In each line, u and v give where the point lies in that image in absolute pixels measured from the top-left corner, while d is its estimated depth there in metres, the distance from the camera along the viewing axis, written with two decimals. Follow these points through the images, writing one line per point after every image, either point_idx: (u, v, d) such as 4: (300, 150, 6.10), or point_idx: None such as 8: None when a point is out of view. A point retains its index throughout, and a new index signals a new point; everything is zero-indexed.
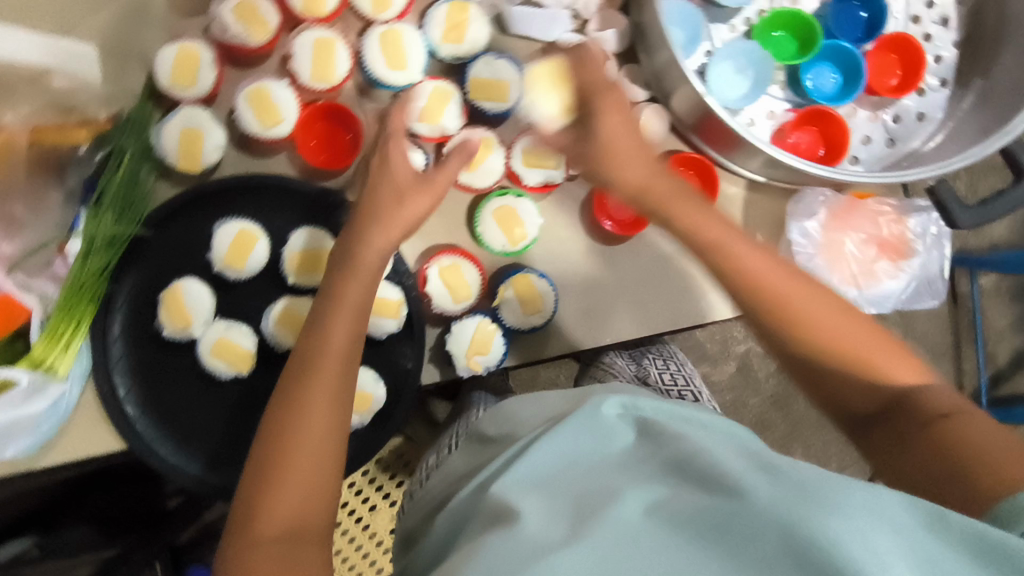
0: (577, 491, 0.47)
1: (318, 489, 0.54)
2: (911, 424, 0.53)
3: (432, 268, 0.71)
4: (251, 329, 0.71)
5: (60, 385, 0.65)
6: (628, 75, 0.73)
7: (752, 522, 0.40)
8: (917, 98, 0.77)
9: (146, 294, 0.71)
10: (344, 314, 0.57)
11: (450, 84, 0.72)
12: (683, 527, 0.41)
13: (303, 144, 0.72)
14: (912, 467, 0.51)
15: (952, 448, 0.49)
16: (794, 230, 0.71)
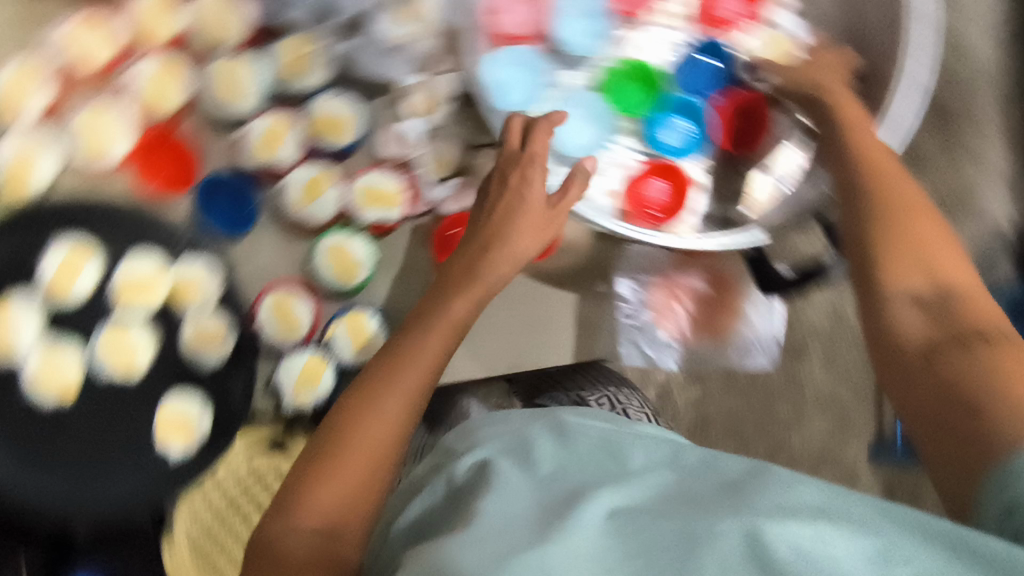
0: (561, 488, 0.45)
1: (365, 490, 0.52)
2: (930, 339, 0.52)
3: (263, 301, 0.72)
4: (81, 351, 0.71)
5: None
6: (468, 118, 0.75)
7: (716, 522, 0.38)
8: (771, 156, 0.76)
9: None
10: (440, 330, 0.58)
11: (289, 118, 0.72)
12: (650, 534, 0.39)
13: (142, 170, 0.72)
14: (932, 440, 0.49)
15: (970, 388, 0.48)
16: (623, 284, 0.76)
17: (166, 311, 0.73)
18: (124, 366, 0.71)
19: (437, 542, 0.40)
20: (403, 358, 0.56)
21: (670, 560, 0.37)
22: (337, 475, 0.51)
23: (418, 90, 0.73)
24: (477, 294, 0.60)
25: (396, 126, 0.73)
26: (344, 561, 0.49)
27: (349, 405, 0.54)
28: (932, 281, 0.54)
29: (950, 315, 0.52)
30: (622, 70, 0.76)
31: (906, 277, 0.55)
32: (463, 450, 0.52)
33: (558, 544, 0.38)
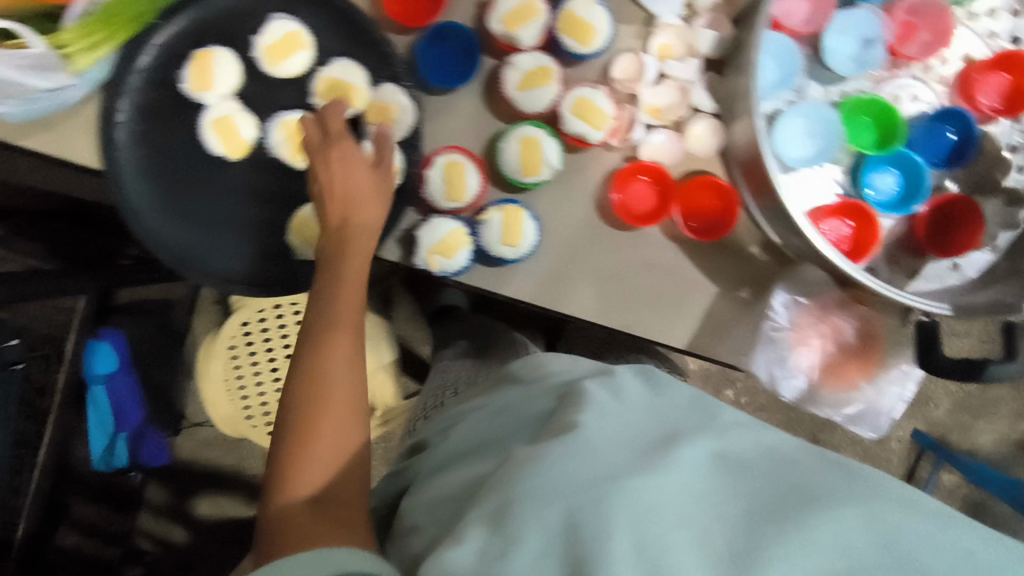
0: (654, 430, 0.50)
1: (345, 448, 0.61)
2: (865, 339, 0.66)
3: (440, 157, 0.72)
4: (258, 124, 0.72)
5: (67, 78, 0.67)
6: (706, 82, 0.72)
7: (827, 498, 0.42)
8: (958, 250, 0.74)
9: (184, 44, 0.71)
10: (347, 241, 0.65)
11: (543, 3, 0.71)
12: (740, 487, 0.43)
13: None
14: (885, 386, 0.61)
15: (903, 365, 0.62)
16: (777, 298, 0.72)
17: (350, 126, 0.73)
18: (291, 153, 0.72)
19: (541, 471, 0.45)
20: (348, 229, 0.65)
21: (759, 512, 0.41)
22: (325, 418, 0.60)
23: (669, 33, 0.72)
24: (354, 276, 0.65)
25: (637, 58, 0.72)
26: (348, 480, 0.60)
27: (317, 337, 0.63)
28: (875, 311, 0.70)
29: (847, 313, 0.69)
30: (868, 103, 0.73)
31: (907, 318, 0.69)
32: (537, 377, 0.68)
33: (649, 479, 0.42)
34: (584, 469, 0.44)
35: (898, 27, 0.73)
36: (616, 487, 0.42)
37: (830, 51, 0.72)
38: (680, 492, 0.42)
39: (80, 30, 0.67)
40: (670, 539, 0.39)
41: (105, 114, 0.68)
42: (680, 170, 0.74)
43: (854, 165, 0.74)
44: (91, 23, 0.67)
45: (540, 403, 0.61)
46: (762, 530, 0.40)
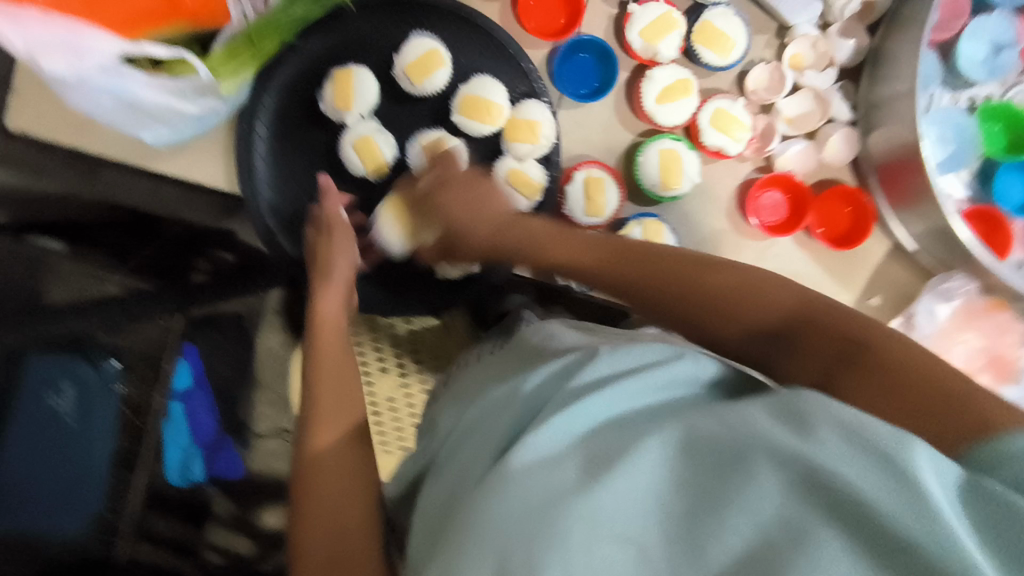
0: (600, 452, 0.41)
1: (353, 482, 0.55)
2: (824, 354, 0.50)
3: (580, 172, 0.72)
4: (395, 144, 0.72)
5: (216, 101, 0.65)
6: (840, 91, 0.73)
7: (738, 480, 0.37)
8: None
9: (319, 63, 0.71)
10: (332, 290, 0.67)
11: (681, 17, 0.71)
12: (723, 510, 0.36)
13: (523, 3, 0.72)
14: (897, 405, 0.44)
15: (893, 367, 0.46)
16: (924, 306, 0.71)
17: (487, 143, 0.73)
18: (432, 171, 0.70)
19: (495, 501, 0.40)
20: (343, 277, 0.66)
21: (721, 536, 0.34)
22: (327, 453, 0.55)
23: (802, 43, 0.72)
24: (334, 331, 0.65)
25: (773, 69, 0.72)
26: (352, 492, 0.54)
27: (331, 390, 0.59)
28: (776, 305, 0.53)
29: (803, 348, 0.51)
30: (1000, 111, 0.73)
31: (758, 310, 0.53)
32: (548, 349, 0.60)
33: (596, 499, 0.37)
34: (562, 477, 0.40)
35: None
36: (546, 522, 0.37)
37: (963, 58, 0.73)
38: (607, 529, 0.37)
39: (227, 52, 0.64)
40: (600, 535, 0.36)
41: (244, 136, 0.69)
42: (813, 179, 0.75)
43: (983, 170, 0.75)
44: (238, 44, 0.64)
45: (585, 369, 0.49)
46: (707, 541, 0.35)
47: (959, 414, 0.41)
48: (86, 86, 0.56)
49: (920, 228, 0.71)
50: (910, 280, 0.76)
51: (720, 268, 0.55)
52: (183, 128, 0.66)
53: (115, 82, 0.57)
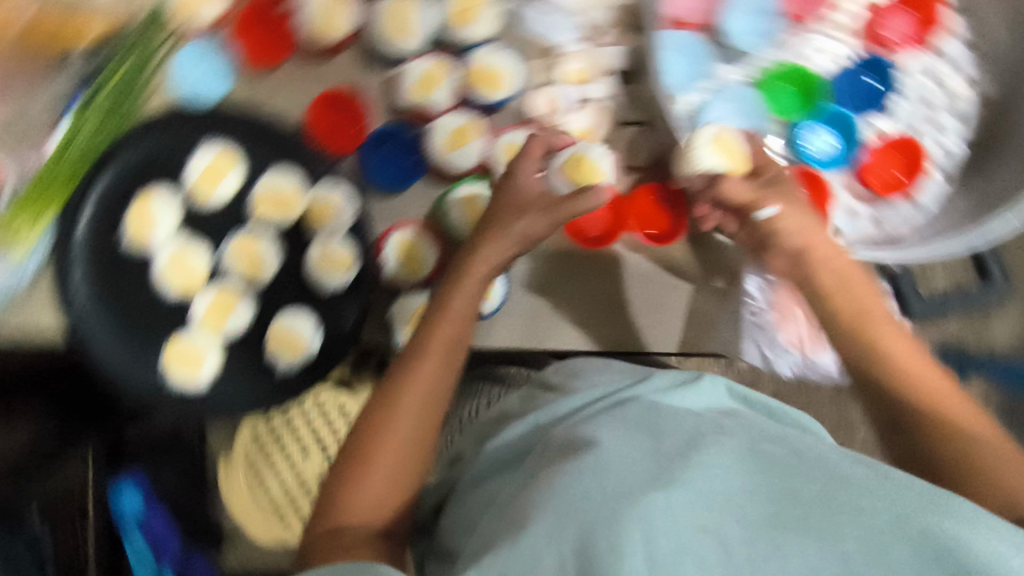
0: (669, 439, 0.53)
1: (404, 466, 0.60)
2: (920, 412, 0.58)
3: (392, 236, 0.72)
4: (209, 250, 0.73)
5: (16, 262, 0.68)
6: (626, 93, 0.73)
7: (815, 469, 0.51)
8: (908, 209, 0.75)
9: (122, 189, 0.69)
10: (405, 410, 0.61)
11: (450, 63, 0.72)
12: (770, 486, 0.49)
13: (314, 124, 0.72)
14: (942, 446, 0.56)
15: (982, 460, 0.54)
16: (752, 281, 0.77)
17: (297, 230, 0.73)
18: (246, 271, 0.73)
19: (553, 483, 0.51)
20: (371, 457, 0.60)
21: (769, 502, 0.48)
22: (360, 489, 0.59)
23: (575, 58, 0.72)
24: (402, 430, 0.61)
25: (550, 91, 0.72)
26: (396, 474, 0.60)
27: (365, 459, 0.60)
28: (903, 368, 0.60)
29: (928, 466, 0.56)
30: (785, 71, 0.74)
31: (836, 306, 0.65)
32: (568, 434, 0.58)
33: (680, 490, 0.48)
34: (635, 458, 0.52)
35: None
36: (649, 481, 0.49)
37: (733, 32, 0.71)
38: (666, 503, 0.47)
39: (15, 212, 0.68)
40: (680, 551, 0.45)
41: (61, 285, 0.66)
42: (626, 183, 0.75)
43: (788, 133, 0.75)
44: (26, 199, 0.68)
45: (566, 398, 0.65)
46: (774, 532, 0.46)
47: (997, 491, 0.52)
48: None
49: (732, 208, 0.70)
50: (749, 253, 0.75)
51: (890, 335, 0.63)
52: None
53: None
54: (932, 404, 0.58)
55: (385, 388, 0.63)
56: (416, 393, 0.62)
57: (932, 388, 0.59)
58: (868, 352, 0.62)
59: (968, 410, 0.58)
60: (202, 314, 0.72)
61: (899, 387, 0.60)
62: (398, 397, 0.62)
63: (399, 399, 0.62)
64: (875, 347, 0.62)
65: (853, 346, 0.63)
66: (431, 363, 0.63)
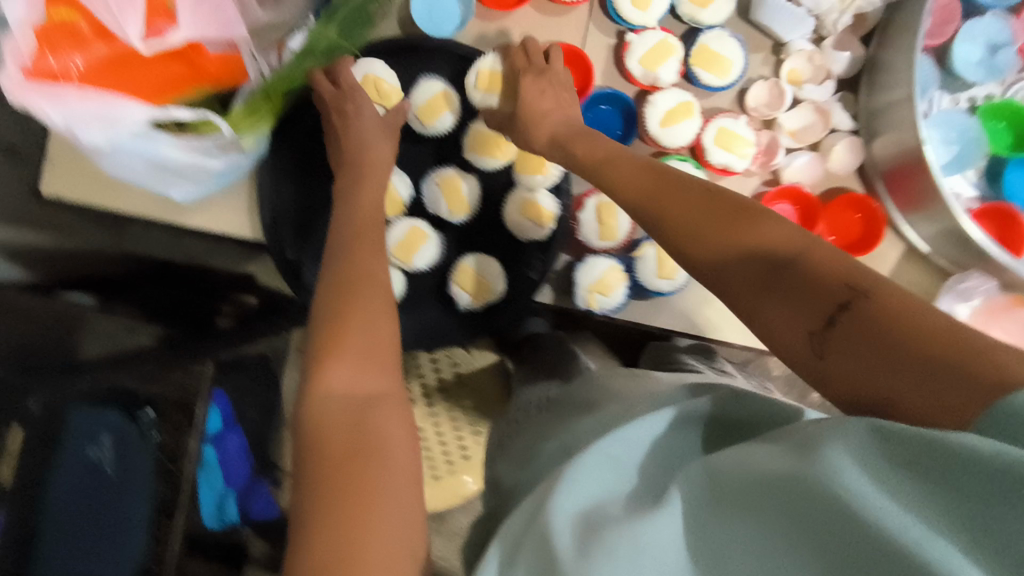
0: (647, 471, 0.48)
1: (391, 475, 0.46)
2: (819, 289, 0.47)
3: (591, 199, 0.74)
4: (411, 182, 0.74)
5: (238, 155, 0.68)
6: (842, 101, 0.75)
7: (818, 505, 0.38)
8: None
9: None
10: (345, 356, 0.52)
11: (678, 42, 0.74)
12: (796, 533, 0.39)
13: None
14: (883, 348, 0.43)
15: (883, 322, 0.44)
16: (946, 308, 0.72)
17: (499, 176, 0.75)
18: (450, 208, 0.73)
19: (570, 482, 0.46)
20: (375, 462, 0.46)
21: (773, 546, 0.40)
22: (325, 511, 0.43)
23: (798, 58, 0.74)
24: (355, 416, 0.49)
25: (770, 84, 0.74)
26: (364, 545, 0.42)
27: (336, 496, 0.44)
28: (766, 245, 0.50)
29: (836, 302, 0.46)
30: (1001, 108, 0.75)
31: (769, 238, 0.50)
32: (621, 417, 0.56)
33: (631, 541, 0.42)
34: (588, 474, 0.47)
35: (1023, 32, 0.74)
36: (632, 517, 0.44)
37: (958, 60, 0.74)
38: (654, 547, 0.42)
39: (248, 109, 0.67)
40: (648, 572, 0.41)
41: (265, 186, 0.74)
42: (820, 189, 0.76)
43: (990, 168, 0.76)
44: (257, 100, 0.67)
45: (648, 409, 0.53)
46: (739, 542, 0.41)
47: (948, 369, 0.40)
48: (123, 155, 0.60)
49: (931, 229, 0.72)
50: (928, 279, 0.77)
51: (770, 223, 0.51)
52: (210, 183, 0.69)
53: (152, 150, 0.61)
54: (727, 264, 0.52)
55: (325, 331, 0.53)
56: (362, 339, 0.53)
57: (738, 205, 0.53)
58: (691, 259, 0.53)
59: (795, 231, 0.50)
60: (395, 243, 0.72)
61: (817, 282, 0.47)
62: (323, 390, 0.51)
63: (327, 395, 0.50)
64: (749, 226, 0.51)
65: (675, 247, 0.54)
66: (354, 328, 0.53)
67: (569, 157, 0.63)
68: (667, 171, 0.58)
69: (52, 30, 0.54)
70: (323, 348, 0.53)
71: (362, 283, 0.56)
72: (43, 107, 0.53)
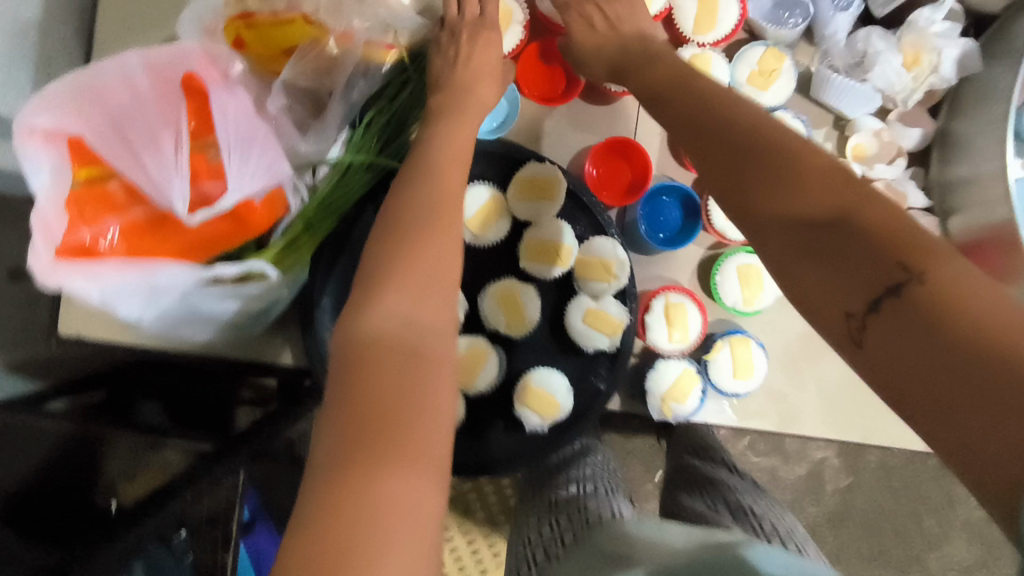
0: None
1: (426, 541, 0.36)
2: (871, 257, 0.37)
3: (658, 300, 0.69)
4: (464, 297, 0.69)
5: (280, 292, 0.62)
6: (911, 176, 0.71)
7: None
8: None
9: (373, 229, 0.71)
10: (370, 395, 0.40)
11: None
12: None
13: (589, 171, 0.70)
14: (905, 348, 0.34)
15: (940, 308, 0.33)
16: None
17: (558, 281, 0.70)
18: (508, 323, 0.68)
19: None
20: (404, 447, 0.38)
21: None
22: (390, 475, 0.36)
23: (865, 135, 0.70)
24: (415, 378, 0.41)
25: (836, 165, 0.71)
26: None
27: (361, 471, 0.36)
28: (829, 205, 0.40)
29: (857, 246, 0.38)
30: None
31: (808, 195, 0.41)
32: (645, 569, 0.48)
33: None
34: None
35: None
36: None
37: None
38: None
39: (287, 241, 0.61)
40: None
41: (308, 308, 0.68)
42: None
43: None
44: (299, 231, 0.61)
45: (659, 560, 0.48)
46: None
47: (997, 382, 0.30)
48: (164, 317, 0.54)
49: None
50: None
51: (819, 166, 0.42)
52: (246, 323, 0.63)
53: (191, 303, 0.55)
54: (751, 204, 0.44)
55: (337, 403, 0.40)
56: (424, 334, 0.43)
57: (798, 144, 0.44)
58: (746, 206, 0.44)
59: (847, 183, 0.40)
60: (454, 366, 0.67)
61: (869, 250, 0.37)
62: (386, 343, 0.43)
63: (374, 364, 0.41)
64: (797, 175, 0.41)
65: (735, 194, 0.45)
66: (413, 275, 0.45)
67: (695, 105, 0.50)
68: (693, 125, 0.50)
69: (83, 196, 0.49)
70: (348, 371, 0.41)
71: (426, 333, 0.43)
72: (77, 283, 0.47)
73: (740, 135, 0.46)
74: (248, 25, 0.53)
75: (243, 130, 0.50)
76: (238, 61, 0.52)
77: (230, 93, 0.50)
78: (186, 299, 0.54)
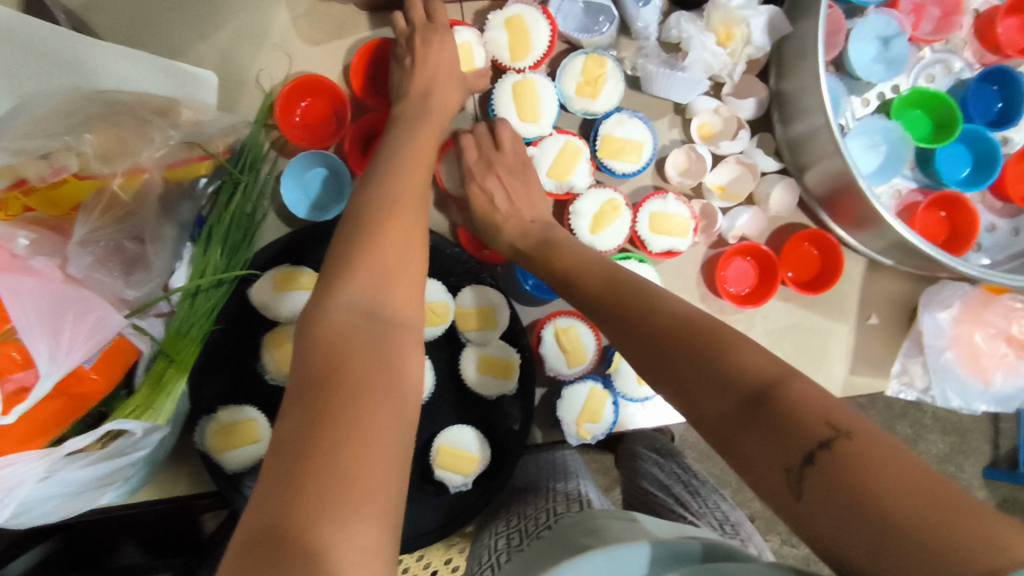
0: None
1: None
2: (792, 432, 0.35)
3: (548, 328, 0.69)
4: None
5: (162, 432, 0.58)
6: (759, 142, 0.72)
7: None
8: None
9: (248, 335, 0.68)
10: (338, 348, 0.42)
11: (580, 140, 0.69)
12: None
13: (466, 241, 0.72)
14: (838, 517, 0.32)
15: (859, 479, 0.32)
16: (926, 320, 0.71)
17: (447, 334, 0.70)
18: None
19: None
20: (351, 440, 0.36)
21: None
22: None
23: (705, 113, 0.70)
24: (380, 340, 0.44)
25: (684, 150, 0.70)
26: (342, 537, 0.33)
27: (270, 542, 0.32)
28: (738, 382, 0.39)
29: (776, 423, 0.36)
30: (913, 97, 0.72)
31: (743, 362, 0.39)
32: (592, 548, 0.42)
33: None
34: None
35: (910, 16, 0.72)
36: None
37: (858, 65, 0.71)
38: None
39: (151, 386, 0.58)
40: None
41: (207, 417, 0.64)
42: (768, 233, 0.73)
43: (921, 158, 0.73)
44: (158, 370, 0.58)
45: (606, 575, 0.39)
46: None
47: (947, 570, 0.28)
48: (31, 501, 0.50)
49: (886, 247, 0.68)
50: (899, 285, 0.74)
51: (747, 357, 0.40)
52: (134, 474, 0.60)
53: (59, 482, 0.51)
54: (670, 370, 0.42)
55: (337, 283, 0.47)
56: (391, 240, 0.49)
57: (675, 315, 0.45)
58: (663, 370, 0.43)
59: (767, 361, 0.39)
60: None
61: (794, 426, 0.35)
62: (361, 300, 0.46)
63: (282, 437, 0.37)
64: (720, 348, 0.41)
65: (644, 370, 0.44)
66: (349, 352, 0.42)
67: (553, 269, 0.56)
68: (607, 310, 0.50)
69: None
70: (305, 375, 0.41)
71: (391, 326, 0.44)
72: None
73: (612, 295, 0.50)
74: (27, 191, 0.51)
75: (46, 306, 0.48)
76: (25, 232, 0.50)
77: (20, 273, 0.47)
78: (46, 484, 0.50)
